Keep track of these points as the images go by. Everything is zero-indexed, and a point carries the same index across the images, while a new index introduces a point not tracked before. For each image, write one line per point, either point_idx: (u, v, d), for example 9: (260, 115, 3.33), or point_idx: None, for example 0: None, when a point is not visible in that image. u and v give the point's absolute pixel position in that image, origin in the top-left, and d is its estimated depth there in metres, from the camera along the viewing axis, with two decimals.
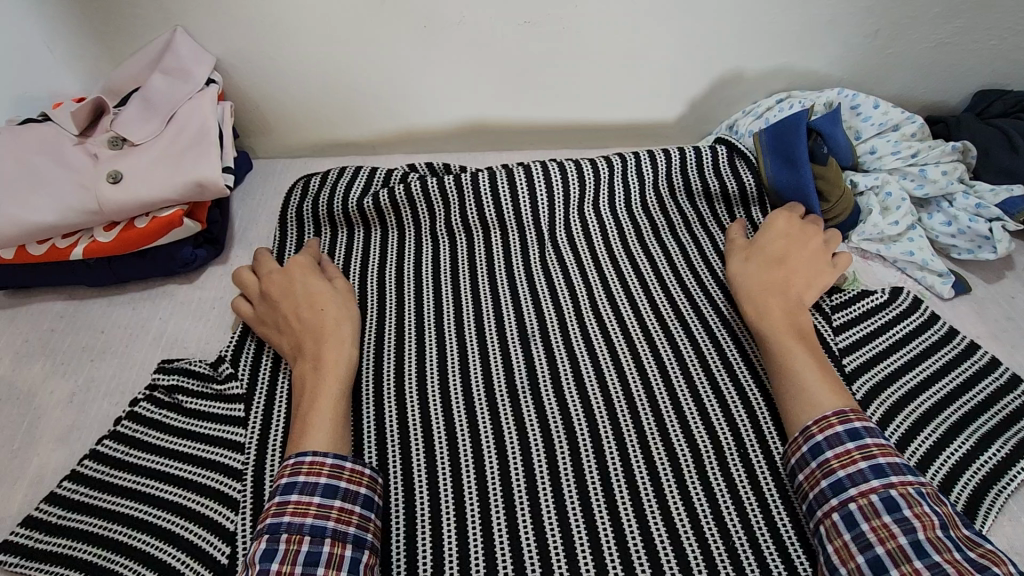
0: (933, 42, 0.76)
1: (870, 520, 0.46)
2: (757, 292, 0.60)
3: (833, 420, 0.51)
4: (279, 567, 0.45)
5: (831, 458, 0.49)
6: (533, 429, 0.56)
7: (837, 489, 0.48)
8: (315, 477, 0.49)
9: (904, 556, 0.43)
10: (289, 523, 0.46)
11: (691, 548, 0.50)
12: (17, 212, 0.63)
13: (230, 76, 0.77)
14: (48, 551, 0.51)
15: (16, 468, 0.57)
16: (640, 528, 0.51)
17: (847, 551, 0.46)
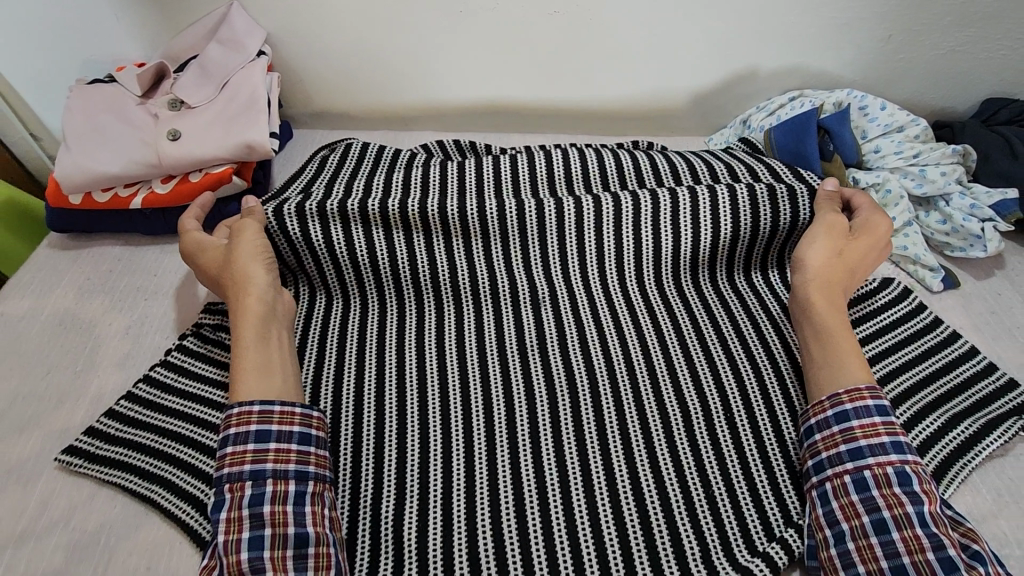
0: (944, 49, 0.80)
1: (881, 487, 0.51)
2: (823, 289, 0.61)
3: (864, 392, 0.54)
4: (228, 513, 0.50)
5: (856, 428, 0.53)
6: (538, 380, 0.63)
7: (856, 456, 0.52)
8: (244, 427, 0.53)
9: (908, 523, 0.49)
10: (229, 474, 0.52)
11: (672, 491, 0.56)
12: (88, 163, 0.70)
13: (278, 49, 0.83)
14: (107, 457, 0.58)
15: (79, 386, 0.64)
16: (629, 472, 0.57)
17: (852, 509, 0.51)
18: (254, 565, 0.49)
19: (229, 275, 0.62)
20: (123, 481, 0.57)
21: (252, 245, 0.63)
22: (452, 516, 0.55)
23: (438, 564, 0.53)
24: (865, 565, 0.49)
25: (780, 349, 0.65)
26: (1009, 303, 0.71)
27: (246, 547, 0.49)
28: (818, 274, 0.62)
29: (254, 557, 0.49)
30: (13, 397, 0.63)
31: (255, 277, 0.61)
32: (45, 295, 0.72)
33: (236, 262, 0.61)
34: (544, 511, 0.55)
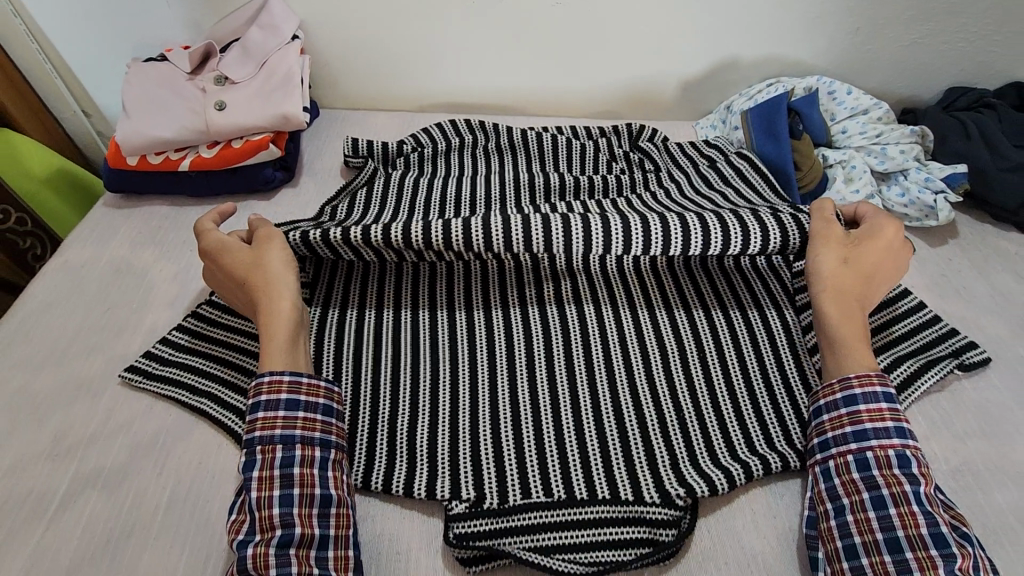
0: (906, 41, 0.89)
1: (881, 468, 0.55)
2: (837, 297, 0.64)
3: (874, 378, 0.58)
4: (260, 472, 0.55)
5: (863, 411, 0.57)
6: (535, 327, 0.71)
7: (860, 437, 0.56)
8: (276, 395, 0.58)
9: (904, 500, 0.53)
10: (261, 437, 0.56)
11: (649, 414, 0.65)
12: (145, 129, 0.80)
13: (312, 35, 0.93)
14: (162, 375, 0.67)
15: (135, 320, 0.73)
16: (612, 400, 0.65)
17: (853, 485, 0.55)
18: (285, 520, 0.53)
19: (259, 275, 0.64)
20: (177, 394, 0.66)
21: (279, 256, 0.66)
22: (458, 432, 0.63)
23: (445, 466, 0.61)
24: (862, 536, 0.53)
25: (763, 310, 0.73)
26: (960, 266, 0.79)
27: (278, 503, 0.54)
28: (832, 283, 0.65)
29: (285, 513, 0.54)
30: (78, 328, 0.72)
31: (286, 280, 0.64)
32: (102, 246, 0.82)
33: (263, 268, 0.65)
34: (537, 431, 0.63)
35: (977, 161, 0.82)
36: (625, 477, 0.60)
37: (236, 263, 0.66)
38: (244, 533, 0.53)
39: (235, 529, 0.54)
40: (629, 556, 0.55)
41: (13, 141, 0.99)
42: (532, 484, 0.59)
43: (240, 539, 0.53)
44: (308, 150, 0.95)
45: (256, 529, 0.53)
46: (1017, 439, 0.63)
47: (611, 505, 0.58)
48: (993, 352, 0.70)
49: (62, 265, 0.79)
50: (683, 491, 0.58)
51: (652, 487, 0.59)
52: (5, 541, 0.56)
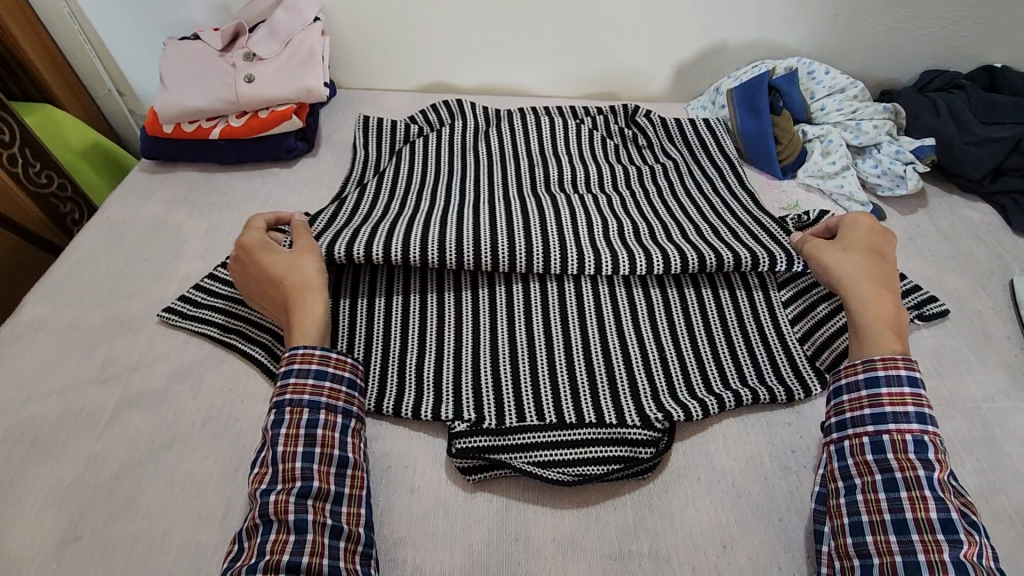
0: (882, 27, 0.96)
1: (896, 452, 0.55)
2: (861, 287, 0.64)
3: (899, 362, 0.58)
4: (287, 430, 0.58)
5: (885, 394, 0.57)
6: (534, 286, 0.75)
7: (878, 420, 0.57)
8: (308, 364, 0.61)
9: (916, 484, 0.54)
10: (291, 399, 0.59)
11: (635, 359, 0.70)
12: (182, 99, 0.88)
13: (331, 18, 1.01)
14: (195, 315, 0.75)
15: (170, 268, 0.81)
16: (602, 348, 0.71)
17: (866, 466, 0.56)
18: (305, 473, 0.57)
19: (291, 276, 0.67)
20: (209, 331, 0.73)
21: (313, 267, 0.69)
22: (461, 362, 0.70)
23: (449, 389, 0.68)
24: (870, 515, 0.54)
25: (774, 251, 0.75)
26: (927, 232, 0.85)
27: (301, 460, 0.57)
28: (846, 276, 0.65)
29: (306, 467, 0.57)
30: (121, 275, 0.80)
31: (317, 283, 0.68)
32: (139, 205, 0.90)
33: (297, 271, 0.68)
34: (532, 365, 0.69)
35: (947, 137, 0.88)
36: (610, 403, 0.66)
37: (268, 267, 0.68)
38: (267, 483, 0.56)
39: (258, 479, 0.57)
40: (609, 469, 0.61)
41: (52, 115, 1.07)
42: (527, 409, 0.66)
43: (263, 487, 0.56)
44: (326, 124, 1.02)
45: (278, 479, 0.56)
46: (970, 380, 0.69)
47: (597, 427, 0.64)
48: (952, 306, 0.76)
49: (105, 222, 0.87)
50: (661, 415, 0.65)
51: (634, 412, 0.65)
52: (62, 450, 0.64)
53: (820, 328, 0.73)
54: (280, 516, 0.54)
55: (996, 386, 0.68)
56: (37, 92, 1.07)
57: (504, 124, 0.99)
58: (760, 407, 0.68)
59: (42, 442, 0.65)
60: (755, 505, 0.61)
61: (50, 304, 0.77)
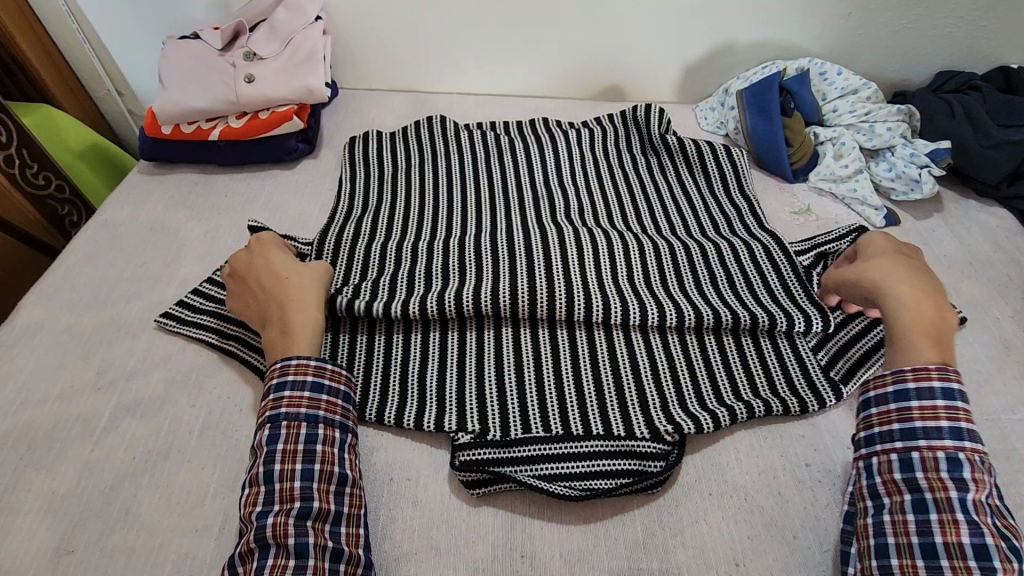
0: (896, 27, 0.94)
1: (927, 471, 0.52)
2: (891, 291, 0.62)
3: (933, 373, 0.55)
4: (284, 445, 0.57)
5: (915, 408, 0.54)
6: (543, 325, 0.72)
7: (908, 435, 0.54)
8: (302, 376, 0.60)
9: (947, 506, 0.51)
10: (286, 413, 0.59)
11: (650, 390, 0.66)
12: (181, 100, 0.86)
13: (333, 18, 0.99)
14: (193, 321, 0.73)
15: (169, 271, 0.80)
16: (615, 379, 0.67)
17: (894, 485, 0.53)
18: (305, 493, 0.56)
19: (293, 278, 0.68)
20: (208, 338, 0.72)
21: (320, 276, 0.70)
22: (465, 371, 0.68)
23: (452, 400, 0.66)
24: (895, 536, 0.51)
25: (793, 311, 0.71)
26: (943, 237, 0.83)
27: (300, 478, 0.56)
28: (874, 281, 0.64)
29: (305, 486, 0.56)
30: (118, 278, 0.79)
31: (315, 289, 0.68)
32: (138, 207, 0.88)
33: (300, 276, 0.69)
34: (538, 376, 0.67)
35: (962, 139, 0.86)
36: (618, 415, 0.64)
37: (271, 270, 0.69)
38: (262, 504, 0.55)
39: (251, 501, 0.55)
40: (618, 483, 0.60)
41: (48, 114, 1.05)
42: (532, 420, 0.64)
43: (259, 509, 0.55)
44: (327, 125, 1.01)
45: (276, 499, 0.55)
46: (988, 390, 0.67)
47: (606, 440, 0.62)
48: (969, 312, 0.74)
49: (102, 224, 0.86)
50: (671, 427, 0.63)
51: (643, 424, 0.63)
52: (55, 459, 0.62)
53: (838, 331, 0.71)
54: (279, 540, 0.53)
55: (1017, 397, 0.66)
56: (36, 92, 1.06)
57: (506, 157, 0.94)
58: (772, 419, 0.66)
59: (36, 450, 0.63)
60: (768, 520, 0.59)
61: (45, 308, 0.75)
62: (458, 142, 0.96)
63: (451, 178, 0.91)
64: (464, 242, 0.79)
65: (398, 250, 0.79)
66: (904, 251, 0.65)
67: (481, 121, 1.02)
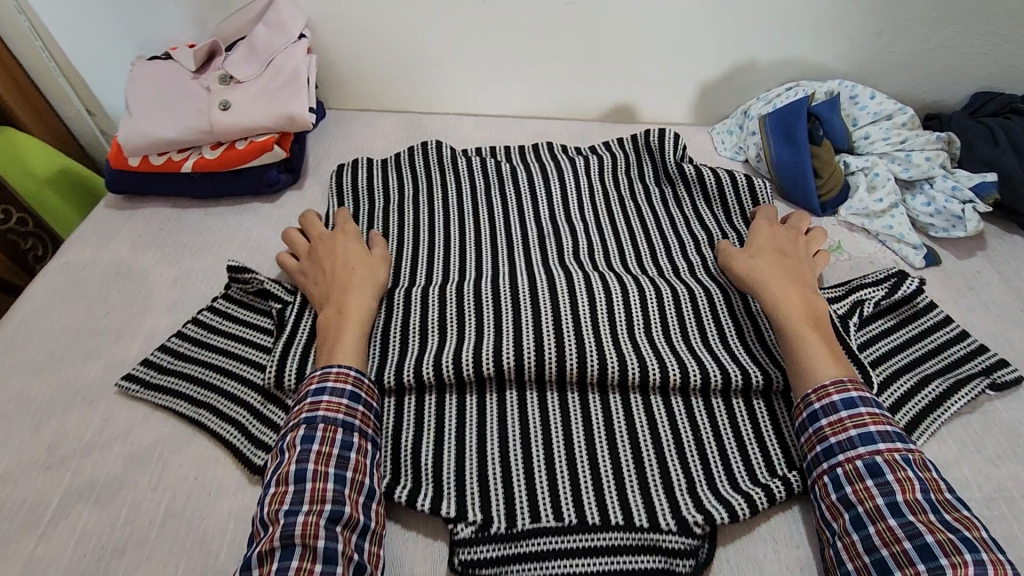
0: (931, 44, 0.86)
1: (853, 483, 0.53)
2: (778, 282, 0.66)
3: (830, 389, 0.58)
4: (319, 446, 0.55)
5: (825, 426, 0.56)
6: (551, 390, 0.64)
7: (829, 454, 0.56)
8: (342, 383, 0.59)
9: (880, 515, 0.51)
10: (325, 416, 0.56)
11: (674, 470, 0.59)
12: (148, 128, 0.78)
13: (318, 34, 0.91)
14: (161, 384, 0.66)
15: (135, 324, 0.72)
16: (634, 457, 0.60)
17: (835, 508, 0.54)
18: (337, 497, 0.52)
19: (363, 267, 0.70)
20: (175, 405, 0.64)
21: (384, 269, 0.71)
22: (464, 446, 0.60)
23: (451, 484, 0.58)
24: (851, 561, 0.51)
25: None
26: (989, 280, 0.76)
27: (333, 482, 0.53)
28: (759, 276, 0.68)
29: (338, 489, 0.53)
30: (78, 332, 0.71)
31: (376, 279, 0.69)
32: (103, 247, 0.80)
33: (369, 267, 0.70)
34: (547, 450, 0.60)
35: (1007, 171, 0.79)
36: (639, 502, 0.57)
37: (343, 255, 0.71)
38: (289, 503, 0.52)
39: (277, 499, 0.52)
40: None
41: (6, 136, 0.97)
42: (542, 509, 0.56)
43: (286, 508, 0.51)
44: (314, 152, 0.93)
45: (304, 499, 0.52)
46: None
47: (626, 532, 0.55)
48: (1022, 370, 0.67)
49: (63, 267, 0.78)
50: (701, 519, 0.55)
51: (669, 513, 0.56)
52: None
53: (886, 389, 0.65)
54: (306, 541, 0.50)
55: None
56: None
57: (508, 189, 0.85)
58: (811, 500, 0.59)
59: None
60: None
61: None
62: (457, 172, 0.88)
63: (448, 214, 0.82)
64: (467, 289, 0.71)
65: (397, 299, 0.70)
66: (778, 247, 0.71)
67: (484, 146, 0.94)
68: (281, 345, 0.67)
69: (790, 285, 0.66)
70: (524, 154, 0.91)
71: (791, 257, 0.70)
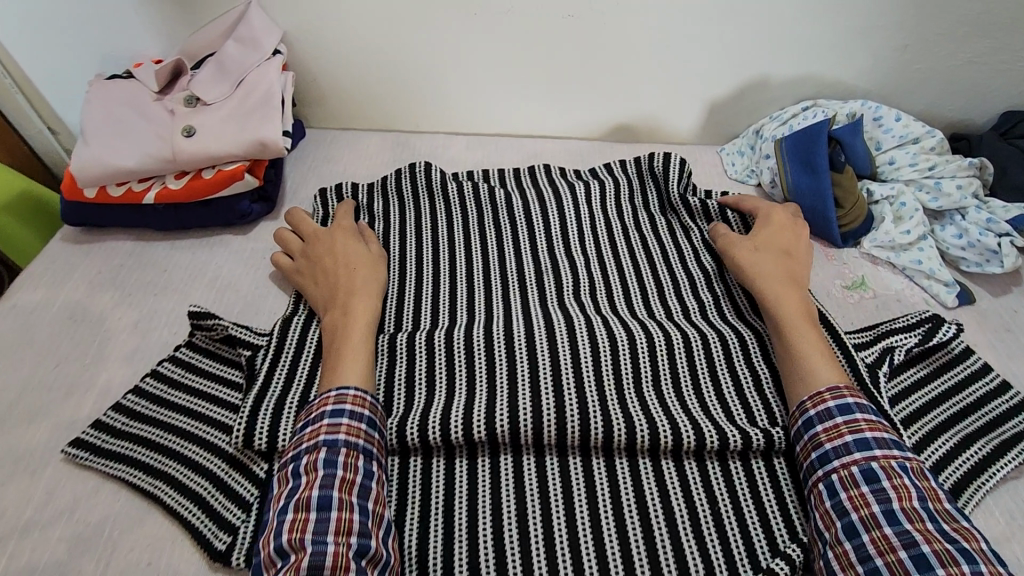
0: (960, 60, 0.80)
1: (848, 490, 0.51)
2: (776, 283, 0.64)
3: (826, 395, 0.55)
4: (343, 473, 0.50)
5: (821, 432, 0.54)
6: (551, 456, 0.59)
7: (824, 461, 0.53)
8: (360, 407, 0.54)
9: (875, 523, 0.48)
10: (346, 441, 0.51)
11: (690, 552, 0.54)
12: (103, 156, 0.70)
13: (294, 48, 0.83)
14: (113, 451, 0.59)
15: (87, 377, 0.65)
16: (644, 536, 0.54)
17: (829, 516, 0.51)
18: (363, 528, 0.48)
19: (365, 268, 0.67)
20: (127, 475, 0.57)
21: (382, 268, 0.69)
22: (454, 526, 0.55)
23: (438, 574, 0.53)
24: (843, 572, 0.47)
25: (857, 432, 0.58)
26: None
27: (359, 513, 0.48)
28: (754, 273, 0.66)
29: (363, 520, 0.49)
30: (22, 388, 0.64)
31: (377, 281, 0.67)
32: (56, 287, 0.73)
33: (369, 270, 0.67)
34: (546, 530, 0.55)
35: None
36: None
37: (344, 254, 0.68)
38: (313, 533, 0.47)
39: (298, 529, 0.47)
40: None
41: None
42: None
43: (311, 537, 0.46)
44: (291, 176, 0.86)
45: (330, 530, 0.47)
46: None
47: None
48: None
49: (10, 311, 0.70)
50: None
51: None
52: None
53: (922, 451, 0.59)
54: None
55: None
56: None
57: (501, 217, 0.78)
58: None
59: None
60: None
61: None
62: (447, 198, 0.80)
63: (436, 246, 0.75)
64: (457, 336, 0.64)
65: (384, 345, 0.65)
66: (787, 248, 0.68)
67: (478, 168, 0.87)
68: (250, 403, 0.59)
69: (788, 284, 0.64)
70: (518, 176, 0.84)
71: (795, 260, 0.68)
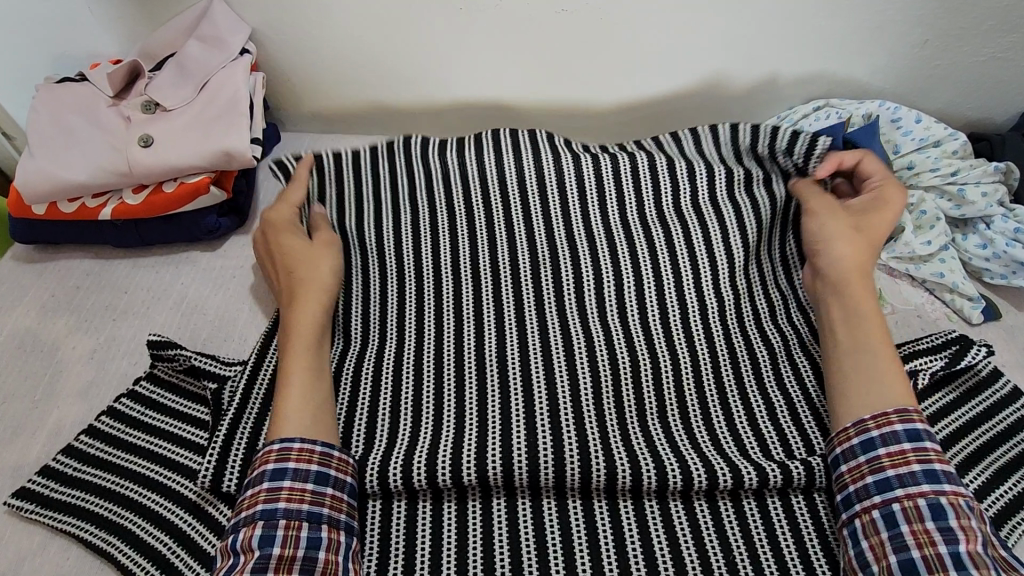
0: (985, 56, 0.74)
1: (911, 523, 0.46)
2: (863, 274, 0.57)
3: (892, 417, 0.50)
4: (280, 551, 0.45)
5: (883, 456, 0.48)
6: (548, 497, 0.53)
7: (883, 487, 0.48)
8: (306, 464, 0.49)
9: (940, 564, 0.44)
10: (286, 511, 0.47)
11: None
12: (52, 171, 0.65)
13: (265, 47, 0.77)
14: (63, 501, 0.53)
15: (36, 417, 0.59)
16: None
17: (881, 548, 0.46)
18: None
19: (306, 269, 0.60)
20: (77, 531, 0.51)
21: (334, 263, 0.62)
22: None
23: None
24: None
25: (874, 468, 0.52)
26: None
27: None
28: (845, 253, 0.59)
29: None
30: None
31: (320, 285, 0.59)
32: (5, 312, 0.67)
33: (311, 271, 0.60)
34: None
35: None
36: None
37: (287, 249, 0.61)
38: None
39: None
40: None
41: None
42: None
43: None
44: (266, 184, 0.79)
45: None
46: None
47: None
48: None
49: None
50: None
51: None
52: None
53: None
54: None
55: None
56: None
57: None
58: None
59: None
60: None
61: None
62: None
63: None
64: (446, 361, 0.59)
65: (369, 368, 0.59)
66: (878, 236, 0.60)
67: None
68: (222, 431, 0.53)
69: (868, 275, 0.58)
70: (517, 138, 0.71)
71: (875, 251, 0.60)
